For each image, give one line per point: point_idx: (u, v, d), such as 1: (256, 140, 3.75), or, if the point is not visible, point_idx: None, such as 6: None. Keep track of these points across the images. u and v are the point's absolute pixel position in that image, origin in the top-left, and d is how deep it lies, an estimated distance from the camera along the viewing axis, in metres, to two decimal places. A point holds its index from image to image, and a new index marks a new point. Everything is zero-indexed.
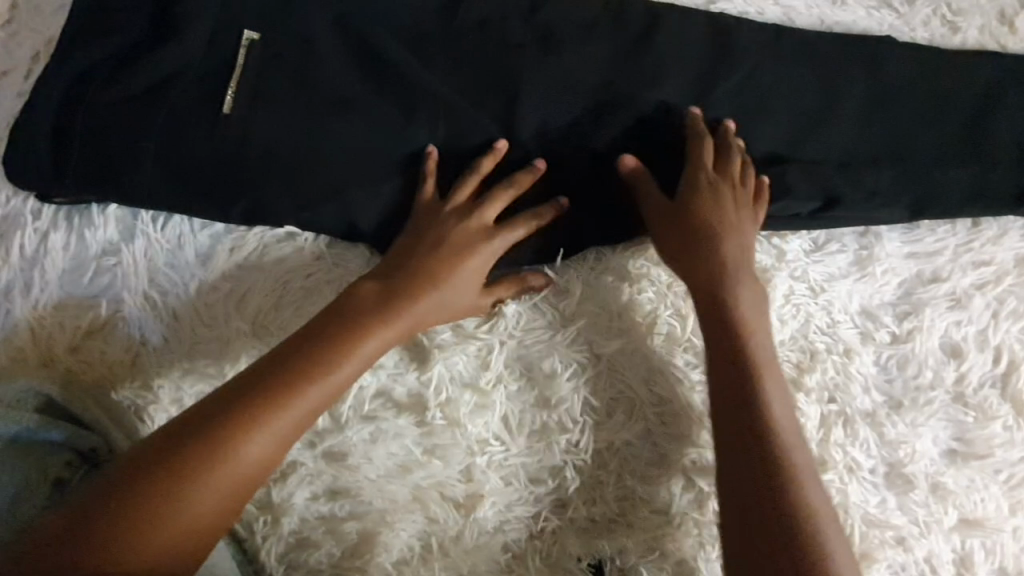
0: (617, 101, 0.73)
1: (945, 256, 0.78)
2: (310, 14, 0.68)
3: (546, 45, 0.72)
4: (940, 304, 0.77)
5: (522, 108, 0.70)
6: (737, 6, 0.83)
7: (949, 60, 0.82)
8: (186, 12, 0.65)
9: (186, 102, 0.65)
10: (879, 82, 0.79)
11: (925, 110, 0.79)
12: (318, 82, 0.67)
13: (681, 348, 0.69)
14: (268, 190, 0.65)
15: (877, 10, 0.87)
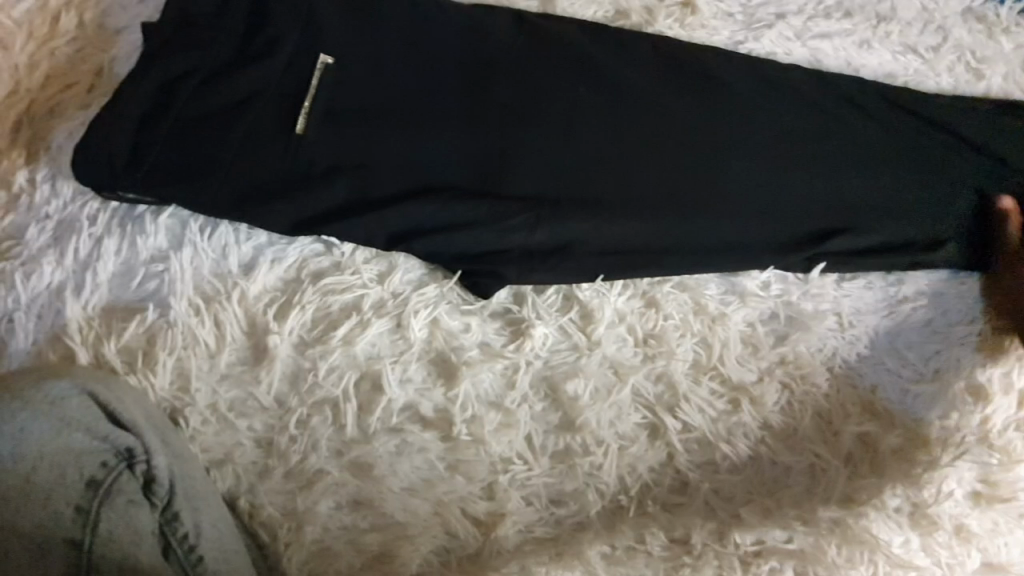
0: (656, 131, 0.78)
1: (970, 298, 0.79)
2: (378, 48, 0.75)
3: (595, 81, 0.79)
4: (966, 344, 0.77)
5: (570, 134, 0.76)
6: (765, 46, 0.88)
7: (983, 106, 0.84)
8: (268, 42, 0.72)
9: (262, 123, 0.71)
10: (920, 126, 0.81)
11: (968, 153, 0.81)
12: (387, 108, 0.74)
13: (706, 377, 0.71)
14: (331, 201, 0.70)
15: (904, 54, 0.91)
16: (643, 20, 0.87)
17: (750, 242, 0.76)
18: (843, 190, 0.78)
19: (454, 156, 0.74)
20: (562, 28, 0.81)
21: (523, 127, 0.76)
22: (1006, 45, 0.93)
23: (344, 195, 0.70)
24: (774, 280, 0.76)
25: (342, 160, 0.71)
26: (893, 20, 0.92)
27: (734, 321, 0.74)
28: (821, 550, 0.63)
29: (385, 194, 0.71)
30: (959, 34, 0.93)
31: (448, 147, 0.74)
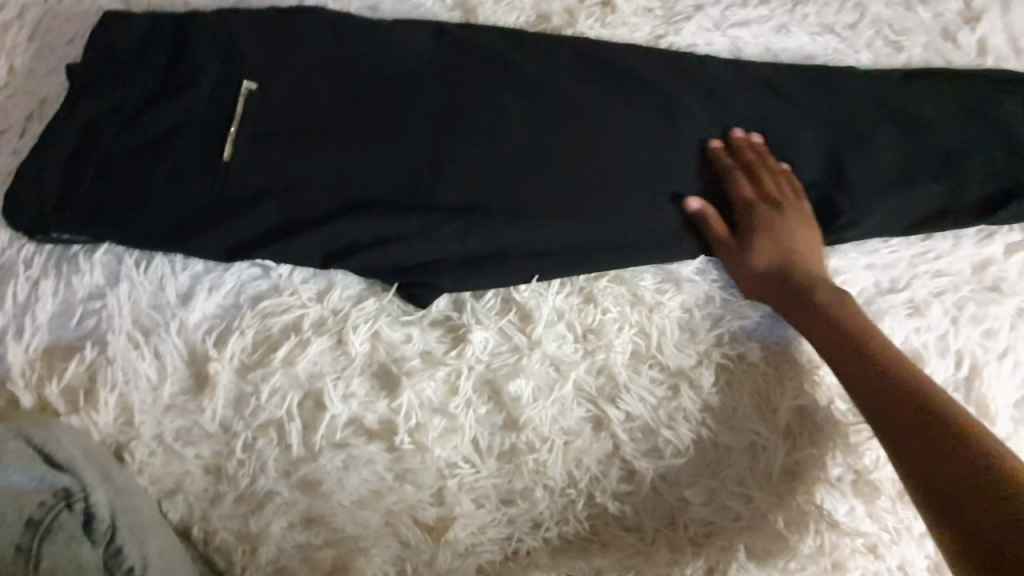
0: (585, 132, 0.80)
1: (901, 267, 0.82)
2: (303, 69, 0.77)
3: (521, 86, 0.81)
4: (898, 312, 0.80)
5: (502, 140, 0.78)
6: (685, 38, 0.91)
7: (898, 84, 0.88)
8: (192, 73, 0.74)
9: (190, 153, 0.72)
10: (835, 109, 0.85)
11: (885, 130, 0.85)
12: (317, 128, 0.75)
13: (646, 365, 0.73)
14: (265, 224, 0.71)
15: (822, 35, 0.93)
16: (564, 24, 0.91)
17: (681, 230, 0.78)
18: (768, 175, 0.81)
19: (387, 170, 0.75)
20: (490, 35, 0.83)
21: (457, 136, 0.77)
22: (925, 15, 0.95)
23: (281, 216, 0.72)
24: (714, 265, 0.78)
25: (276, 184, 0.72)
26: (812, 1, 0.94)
27: (669, 309, 0.76)
28: (765, 523, 0.68)
29: (318, 213, 0.72)
30: (877, 10, 0.95)
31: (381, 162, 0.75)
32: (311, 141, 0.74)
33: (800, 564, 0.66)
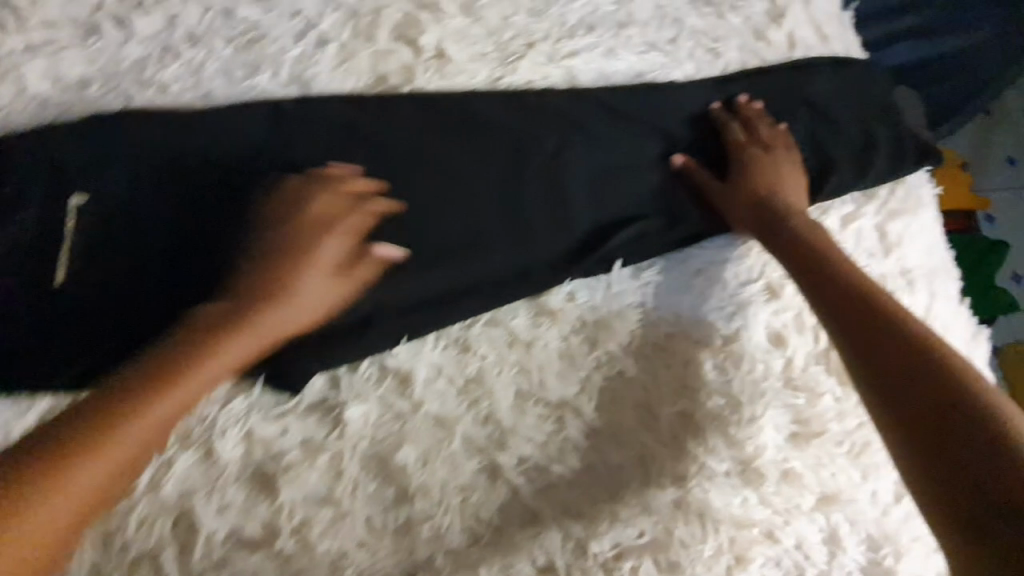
0: (442, 196, 0.81)
1: (752, 255, 0.87)
2: (131, 170, 0.75)
3: (366, 150, 0.82)
4: (758, 300, 0.84)
5: (352, 228, 0.73)
6: (522, 77, 0.95)
7: (718, 91, 0.98)
8: (8, 200, 0.70)
9: (19, 283, 0.69)
10: (665, 126, 0.93)
11: (709, 139, 0.95)
12: (153, 228, 0.73)
13: (531, 403, 0.74)
14: (110, 339, 0.69)
15: (647, 53, 1.00)
16: (402, 81, 0.91)
17: (542, 267, 0.81)
18: (614, 200, 0.87)
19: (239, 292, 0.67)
20: (330, 110, 0.82)
21: (307, 239, 0.70)
22: (735, 19, 1.03)
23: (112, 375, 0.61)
24: (583, 288, 0.82)
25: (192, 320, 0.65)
26: (632, 24, 1.01)
27: (548, 340, 0.78)
28: (668, 535, 0.69)
29: (165, 318, 0.70)
30: (692, 22, 1.03)
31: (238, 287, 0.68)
32: (150, 242, 0.72)
33: (705, 567, 0.69)
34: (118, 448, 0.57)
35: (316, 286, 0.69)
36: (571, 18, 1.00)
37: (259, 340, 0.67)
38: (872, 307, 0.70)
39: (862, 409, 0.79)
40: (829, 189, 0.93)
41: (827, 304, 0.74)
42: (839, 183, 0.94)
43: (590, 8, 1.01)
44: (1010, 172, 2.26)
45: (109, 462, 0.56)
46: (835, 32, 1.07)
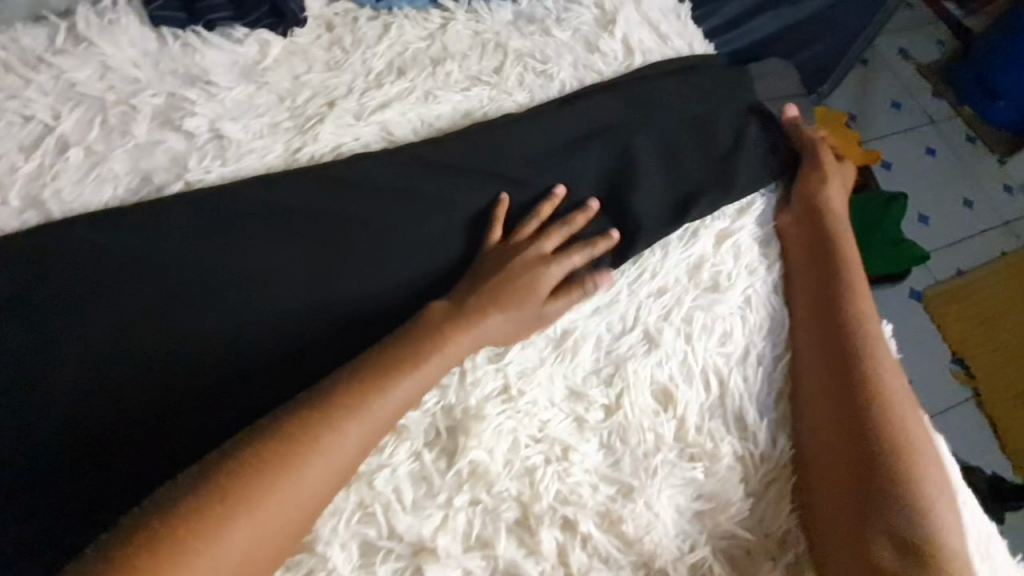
0: (278, 316, 0.71)
1: (623, 301, 0.77)
2: None
3: (141, 280, 0.68)
4: (638, 354, 0.74)
5: (397, 350, 0.66)
6: (326, 142, 0.80)
7: (557, 110, 0.86)
8: None
9: None
10: (503, 168, 0.82)
11: (560, 170, 0.84)
12: None
13: (379, 560, 0.60)
14: None
15: (471, 88, 0.89)
16: (171, 177, 0.75)
17: None
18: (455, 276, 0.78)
19: (296, 436, 0.57)
20: (152, 253, 0.70)
21: (379, 377, 0.63)
22: (563, 34, 0.94)
23: (184, 500, 0.52)
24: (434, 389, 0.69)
25: (250, 475, 0.54)
26: (448, 58, 0.89)
27: (396, 467, 0.64)
28: None
29: None
30: (516, 44, 0.92)
31: (272, 437, 0.57)
32: None
33: None
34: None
35: (370, 415, 0.61)
36: (376, 64, 0.87)
37: (314, 488, 0.57)
38: (866, 356, 0.74)
39: (765, 466, 0.71)
40: (702, 206, 0.83)
41: (815, 353, 0.76)
42: (710, 195, 0.84)
43: (398, 48, 0.89)
44: (895, 114, 2.30)
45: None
46: (673, 28, 0.98)
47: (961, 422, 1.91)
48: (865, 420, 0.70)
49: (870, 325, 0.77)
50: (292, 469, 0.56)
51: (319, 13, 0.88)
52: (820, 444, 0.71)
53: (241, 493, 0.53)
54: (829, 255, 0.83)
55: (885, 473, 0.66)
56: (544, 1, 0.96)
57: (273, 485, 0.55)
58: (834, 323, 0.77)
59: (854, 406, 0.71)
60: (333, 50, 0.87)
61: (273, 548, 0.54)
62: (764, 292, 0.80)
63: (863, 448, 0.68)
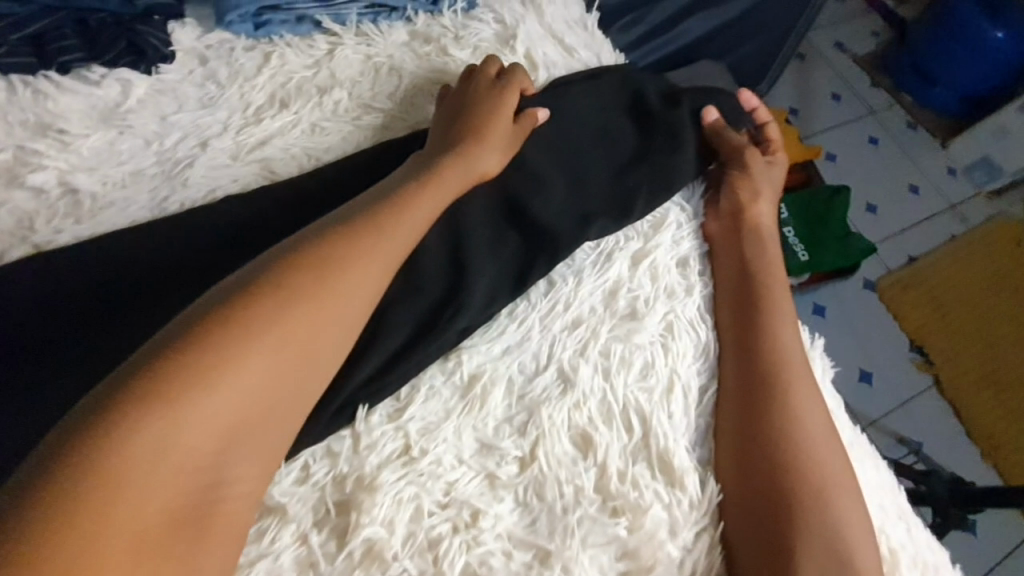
0: None
1: (534, 338, 0.71)
2: None
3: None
4: (553, 396, 0.68)
5: (351, 224, 0.63)
6: (199, 188, 0.72)
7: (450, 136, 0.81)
8: None
9: None
10: None
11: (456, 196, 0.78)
12: None
13: None
14: None
15: (364, 116, 0.82)
16: (11, 241, 0.66)
17: None
18: None
19: (268, 291, 0.55)
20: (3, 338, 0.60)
21: (342, 241, 0.62)
22: (462, 53, 0.89)
23: (160, 354, 0.49)
24: (325, 457, 0.61)
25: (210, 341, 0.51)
26: (336, 85, 0.82)
27: (276, 557, 0.56)
28: None
29: None
30: (412, 67, 0.87)
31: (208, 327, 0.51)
32: None
33: None
34: (211, 433, 0.48)
35: (341, 271, 0.60)
36: (256, 97, 0.79)
37: (299, 338, 0.55)
38: (790, 391, 0.71)
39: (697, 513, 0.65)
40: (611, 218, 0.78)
41: (734, 367, 0.73)
42: (620, 206, 0.79)
43: (281, 78, 0.81)
44: (835, 106, 2.32)
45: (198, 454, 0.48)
46: (578, 40, 0.94)
47: (926, 410, 1.89)
48: (783, 455, 0.67)
49: (798, 361, 0.73)
50: (273, 319, 0.54)
51: (189, 46, 0.81)
52: (739, 479, 0.67)
53: (219, 339, 0.51)
54: (754, 268, 0.79)
55: (786, 499, 0.64)
56: (440, 19, 0.90)
57: (256, 339, 0.53)
58: (752, 340, 0.74)
59: (763, 424, 0.68)
60: (207, 84, 0.79)
61: (276, 389, 0.53)
62: (686, 315, 0.75)
63: (766, 470, 0.66)
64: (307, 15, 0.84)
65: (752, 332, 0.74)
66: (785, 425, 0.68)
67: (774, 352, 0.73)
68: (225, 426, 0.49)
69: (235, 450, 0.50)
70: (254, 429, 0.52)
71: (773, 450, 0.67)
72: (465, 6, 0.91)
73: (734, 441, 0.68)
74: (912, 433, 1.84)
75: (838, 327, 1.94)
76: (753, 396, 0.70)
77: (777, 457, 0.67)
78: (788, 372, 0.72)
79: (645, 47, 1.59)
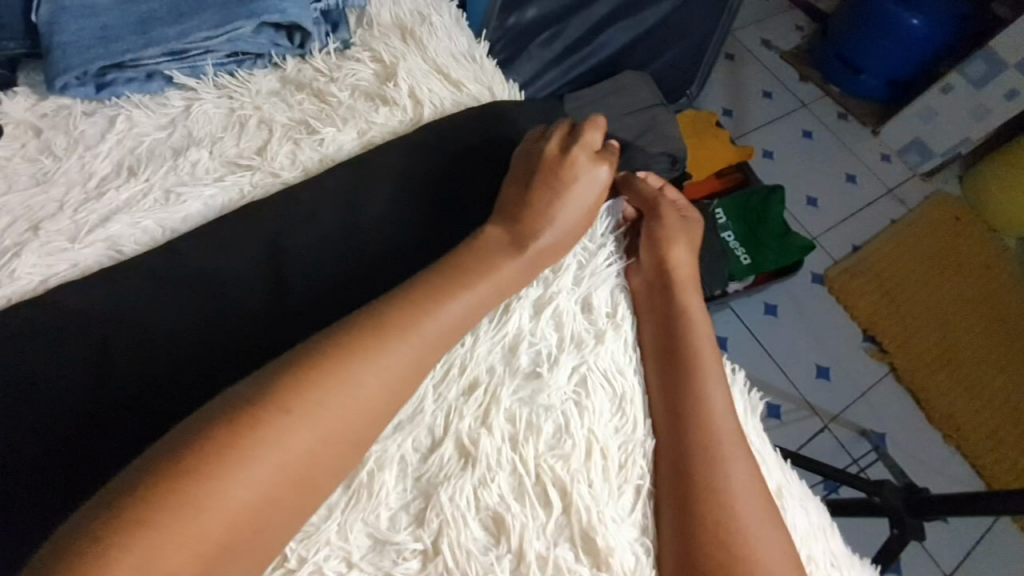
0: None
1: (428, 409, 0.64)
2: None
3: None
4: (454, 475, 0.60)
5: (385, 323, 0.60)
6: (31, 279, 0.64)
7: (329, 192, 0.76)
8: None
9: None
10: (272, 266, 0.70)
11: (345, 251, 0.73)
12: None
13: None
14: None
15: (229, 175, 0.74)
16: None
17: None
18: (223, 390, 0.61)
19: (290, 394, 0.53)
20: None
21: (395, 313, 0.61)
22: (340, 94, 0.82)
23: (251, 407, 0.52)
24: None
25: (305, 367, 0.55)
26: (194, 146, 0.75)
27: None
28: None
29: None
30: (283, 116, 0.79)
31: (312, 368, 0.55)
32: None
33: None
34: (266, 493, 0.49)
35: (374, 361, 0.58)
36: (100, 166, 0.71)
37: (325, 435, 0.53)
38: (725, 459, 0.64)
39: None
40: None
41: (659, 403, 0.69)
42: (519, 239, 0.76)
43: (130, 143, 0.73)
44: (767, 103, 2.33)
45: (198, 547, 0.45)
46: (465, 72, 0.90)
47: (888, 400, 1.88)
48: (716, 524, 0.60)
49: (726, 411, 0.68)
50: (288, 417, 0.52)
51: (19, 117, 0.72)
52: (672, 528, 0.61)
53: (280, 414, 0.52)
54: (670, 296, 0.75)
55: (717, 543, 0.60)
56: (312, 61, 0.84)
57: (295, 422, 0.52)
58: (673, 374, 0.70)
59: (689, 462, 0.64)
60: (40, 158, 0.70)
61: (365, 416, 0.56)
62: (599, 365, 0.69)
63: (699, 513, 0.61)
64: (157, 70, 0.77)
65: (673, 366, 0.70)
66: (721, 495, 0.62)
67: (696, 384, 0.69)
68: (277, 489, 0.50)
69: (250, 543, 0.48)
70: (279, 522, 0.50)
71: (703, 490, 0.62)
72: (339, 46, 0.85)
73: (674, 498, 0.63)
74: (874, 425, 1.83)
75: (791, 325, 1.92)
76: (679, 433, 0.66)
77: (723, 512, 0.61)
78: (711, 405, 0.68)
79: (563, 65, 1.56)
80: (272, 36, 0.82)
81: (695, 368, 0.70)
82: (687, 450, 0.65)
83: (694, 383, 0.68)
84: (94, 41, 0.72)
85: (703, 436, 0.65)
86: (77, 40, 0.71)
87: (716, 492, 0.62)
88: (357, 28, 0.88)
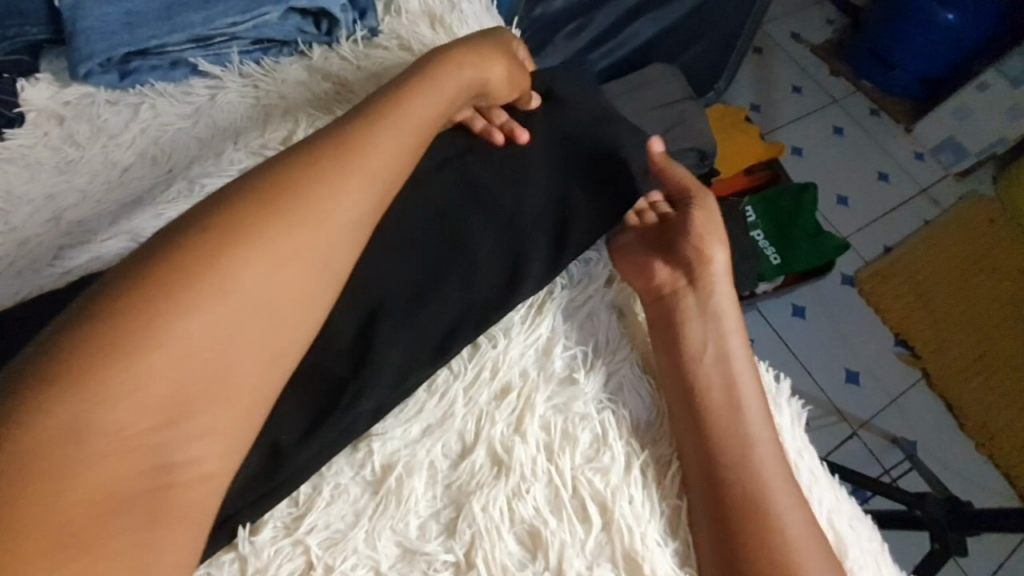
0: None
1: (459, 414, 0.61)
2: None
3: None
4: (487, 484, 0.57)
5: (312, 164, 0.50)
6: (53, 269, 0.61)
7: None
8: None
9: None
10: None
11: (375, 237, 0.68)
12: None
13: None
14: None
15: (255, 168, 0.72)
16: None
17: None
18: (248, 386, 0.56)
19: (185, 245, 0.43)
20: None
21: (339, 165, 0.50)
22: (368, 85, 0.79)
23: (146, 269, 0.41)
24: None
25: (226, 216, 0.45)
26: (218, 136, 0.73)
27: None
28: None
29: None
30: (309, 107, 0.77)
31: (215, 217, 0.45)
32: None
33: None
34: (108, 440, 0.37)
35: (289, 225, 0.46)
36: (123, 156, 0.69)
37: (218, 362, 0.41)
38: (767, 486, 0.58)
39: None
40: (548, 263, 0.69)
41: (682, 432, 0.63)
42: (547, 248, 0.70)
43: (154, 132, 0.71)
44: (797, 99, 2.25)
45: (114, 459, 0.37)
46: None
47: (921, 407, 1.81)
48: (774, 563, 0.54)
49: (758, 428, 0.62)
50: (231, 253, 0.43)
51: (42, 104, 0.70)
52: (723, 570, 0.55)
53: (179, 290, 0.41)
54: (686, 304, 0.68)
55: None
56: (338, 49, 0.81)
57: (190, 307, 0.41)
58: (695, 398, 0.63)
59: (728, 497, 0.58)
60: (64, 148, 0.69)
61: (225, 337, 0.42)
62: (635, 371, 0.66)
63: (748, 553, 0.55)
64: (181, 58, 0.74)
65: (694, 388, 0.63)
66: (778, 539, 0.55)
67: (721, 407, 0.62)
68: (122, 444, 0.37)
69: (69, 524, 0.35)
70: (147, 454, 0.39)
71: (749, 527, 0.56)
72: (366, 33, 0.82)
73: (718, 536, 0.57)
74: (906, 432, 1.77)
75: (820, 328, 1.86)
76: (712, 463, 0.60)
77: (776, 549, 0.55)
78: (740, 427, 0.62)
79: (591, 56, 1.51)
80: (298, 22, 0.79)
81: (719, 386, 0.63)
82: (725, 484, 0.58)
83: (720, 404, 0.62)
84: (118, 27, 0.70)
85: (738, 464, 0.59)
86: (101, 26, 0.69)
87: (763, 526, 0.56)
88: (385, 16, 0.85)
